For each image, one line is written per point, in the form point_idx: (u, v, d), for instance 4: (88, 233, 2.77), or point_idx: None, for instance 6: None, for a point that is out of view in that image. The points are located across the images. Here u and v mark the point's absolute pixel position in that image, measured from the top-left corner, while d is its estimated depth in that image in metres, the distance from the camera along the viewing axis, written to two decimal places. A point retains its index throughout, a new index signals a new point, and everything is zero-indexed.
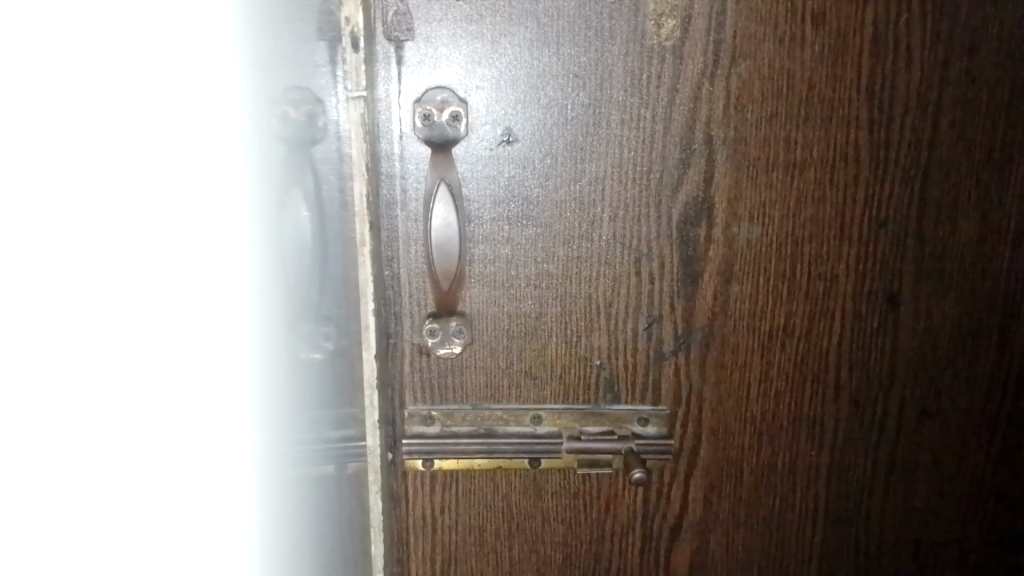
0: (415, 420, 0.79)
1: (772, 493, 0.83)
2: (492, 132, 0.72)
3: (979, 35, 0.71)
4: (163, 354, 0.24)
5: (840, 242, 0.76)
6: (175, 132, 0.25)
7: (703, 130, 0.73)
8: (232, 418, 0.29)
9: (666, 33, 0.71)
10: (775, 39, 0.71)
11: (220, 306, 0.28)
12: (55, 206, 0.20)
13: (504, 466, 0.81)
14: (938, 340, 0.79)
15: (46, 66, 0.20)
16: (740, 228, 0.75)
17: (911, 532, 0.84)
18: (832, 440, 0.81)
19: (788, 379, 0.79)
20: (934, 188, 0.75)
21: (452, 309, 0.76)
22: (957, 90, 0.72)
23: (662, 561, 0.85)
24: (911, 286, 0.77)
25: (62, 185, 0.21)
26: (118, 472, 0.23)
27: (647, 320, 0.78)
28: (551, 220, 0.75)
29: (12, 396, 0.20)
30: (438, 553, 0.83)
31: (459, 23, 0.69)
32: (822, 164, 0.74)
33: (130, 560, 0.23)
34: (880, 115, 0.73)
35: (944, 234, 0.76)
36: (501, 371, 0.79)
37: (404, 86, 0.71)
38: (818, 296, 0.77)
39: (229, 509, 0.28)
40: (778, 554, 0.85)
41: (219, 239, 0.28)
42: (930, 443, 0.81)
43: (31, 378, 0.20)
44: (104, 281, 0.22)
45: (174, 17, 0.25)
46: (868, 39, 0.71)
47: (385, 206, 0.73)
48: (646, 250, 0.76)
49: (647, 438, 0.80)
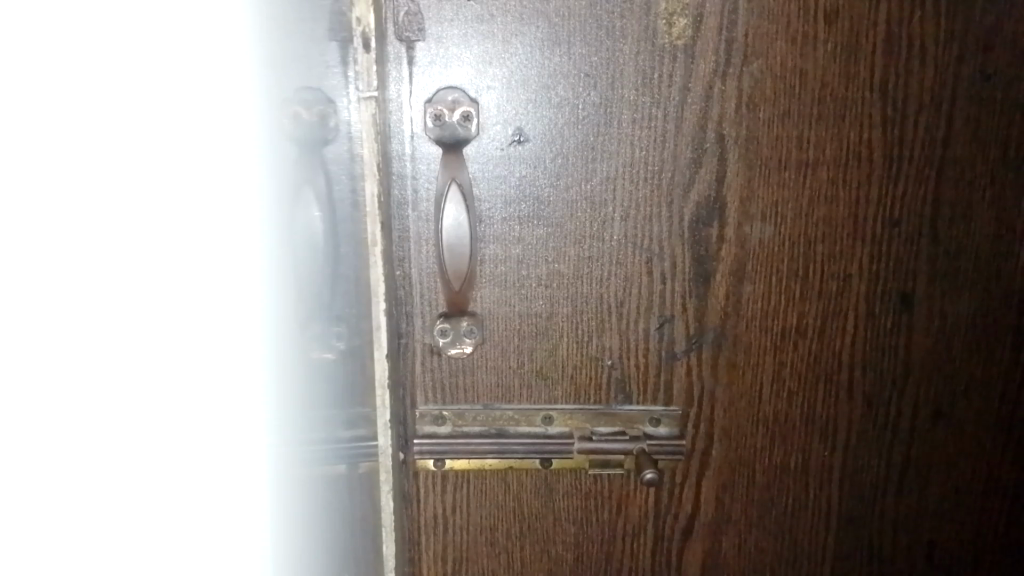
0: (427, 420, 0.79)
1: (785, 493, 0.82)
2: (503, 132, 0.72)
3: (994, 34, 0.70)
4: (170, 354, 0.24)
5: (854, 242, 0.75)
6: (184, 133, 0.25)
7: (715, 129, 0.72)
8: (244, 416, 0.29)
9: (677, 32, 0.70)
10: (788, 38, 0.71)
11: (231, 307, 0.28)
12: (53, 205, 0.20)
13: (515, 466, 0.80)
14: (952, 340, 0.78)
15: (47, 65, 0.20)
16: (753, 227, 0.75)
17: (925, 534, 0.84)
18: (846, 441, 0.81)
19: (801, 379, 0.79)
20: (948, 188, 0.74)
21: (463, 308, 0.76)
22: (971, 88, 0.71)
23: (674, 562, 0.85)
24: (925, 286, 0.76)
25: (60, 182, 0.20)
26: (122, 472, 0.23)
27: (659, 320, 0.77)
28: (562, 220, 0.75)
29: (12, 394, 0.20)
30: (449, 552, 0.83)
31: (469, 23, 0.69)
32: (835, 163, 0.74)
33: (134, 560, 0.23)
34: (893, 113, 0.72)
35: (959, 234, 0.75)
36: (512, 371, 0.79)
37: (416, 86, 0.71)
38: (831, 295, 0.77)
39: (240, 510, 0.28)
40: (791, 555, 0.84)
41: (230, 240, 0.28)
42: (945, 444, 0.81)
43: (32, 378, 0.20)
44: (106, 281, 0.22)
45: (185, 16, 0.25)
46: (881, 38, 0.71)
47: (396, 206, 0.73)
48: (658, 250, 0.76)
49: (659, 439, 0.80)
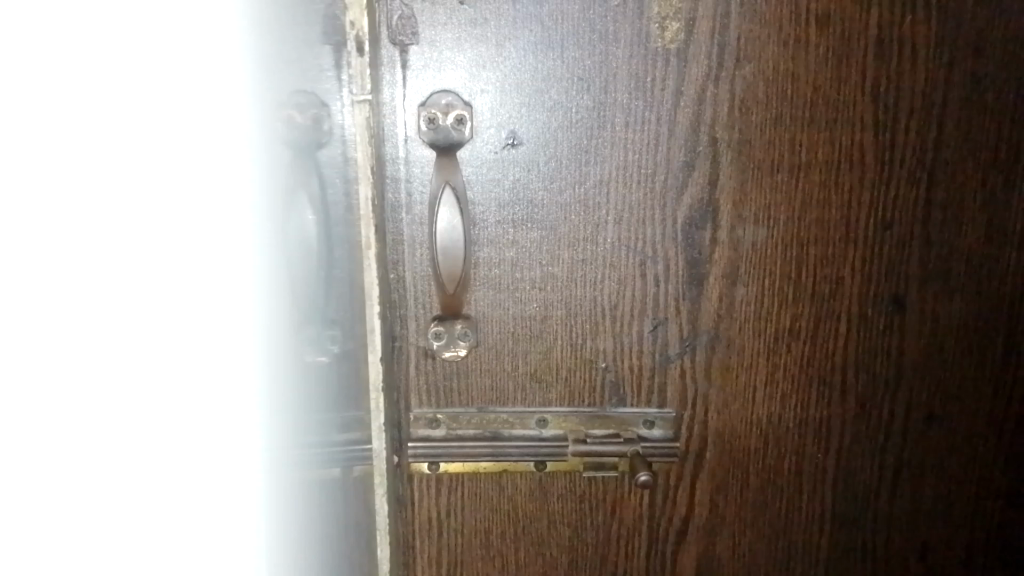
0: (421, 423, 0.79)
1: (779, 496, 0.83)
2: (497, 136, 0.72)
3: (983, 38, 0.71)
4: (165, 356, 0.24)
5: (846, 244, 0.76)
6: (177, 136, 0.25)
7: (708, 132, 0.73)
8: (237, 413, 0.29)
9: (670, 36, 0.71)
10: (780, 42, 0.71)
11: (225, 316, 0.28)
12: (52, 204, 0.20)
13: (510, 469, 0.81)
14: (945, 342, 0.78)
15: (46, 64, 0.20)
16: (745, 230, 0.75)
17: (918, 536, 0.84)
18: (839, 442, 0.81)
19: (794, 381, 0.79)
20: (939, 190, 0.74)
21: (457, 311, 0.76)
22: (962, 90, 0.72)
23: (668, 565, 0.85)
24: (917, 287, 0.77)
25: (59, 181, 0.20)
26: (120, 473, 0.23)
27: (653, 323, 0.78)
28: (556, 223, 0.75)
29: (12, 400, 0.20)
30: (444, 556, 0.83)
31: (463, 26, 0.70)
32: (827, 166, 0.74)
33: (132, 560, 0.23)
34: (885, 116, 0.73)
35: (950, 237, 0.75)
36: (506, 374, 0.79)
37: (410, 89, 0.71)
38: (824, 298, 0.77)
39: (234, 512, 0.28)
40: (785, 555, 0.85)
41: (226, 251, 0.28)
42: (939, 445, 0.81)
43: (32, 382, 0.20)
44: (104, 281, 0.22)
45: (179, 17, 0.25)
46: (872, 42, 0.71)
47: (390, 209, 0.73)
48: (652, 252, 0.76)
49: (652, 441, 0.80)
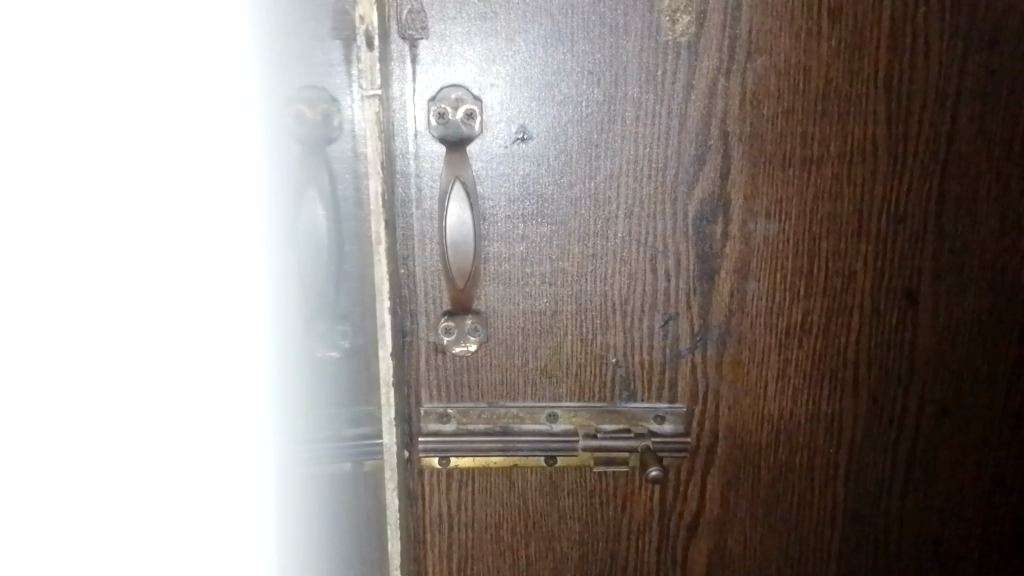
0: (432, 418, 0.79)
1: (790, 491, 0.82)
2: (507, 130, 0.72)
3: (998, 29, 0.70)
4: (167, 354, 0.25)
5: (859, 238, 0.75)
6: (181, 138, 0.25)
7: (719, 126, 0.72)
8: (244, 411, 0.29)
9: (681, 29, 0.70)
10: (792, 34, 0.70)
11: (231, 313, 0.28)
12: (51, 199, 0.21)
13: (520, 463, 0.81)
14: (958, 337, 0.77)
15: (48, 63, 0.21)
16: (757, 224, 0.75)
17: (931, 533, 0.83)
18: (852, 437, 0.80)
19: (806, 376, 0.79)
20: (953, 183, 0.73)
21: (467, 306, 0.76)
22: (976, 82, 0.71)
23: (678, 560, 0.85)
24: (930, 282, 0.76)
25: (58, 176, 0.21)
26: (118, 466, 0.23)
27: (664, 318, 0.77)
28: (566, 218, 0.75)
29: (12, 392, 0.20)
30: (454, 551, 0.83)
31: (473, 21, 0.69)
32: (840, 159, 0.73)
33: (129, 551, 0.24)
34: (898, 110, 0.72)
35: (964, 230, 0.75)
36: (516, 368, 0.79)
37: (420, 84, 0.71)
38: (835, 293, 0.77)
39: (240, 518, 0.28)
40: (797, 551, 0.84)
41: (231, 248, 0.28)
42: (952, 441, 0.80)
43: (31, 376, 0.21)
44: (105, 277, 0.22)
45: (184, 17, 0.26)
46: (885, 35, 0.70)
47: (400, 204, 0.73)
48: (662, 247, 0.75)
49: (663, 436, 0.80)
